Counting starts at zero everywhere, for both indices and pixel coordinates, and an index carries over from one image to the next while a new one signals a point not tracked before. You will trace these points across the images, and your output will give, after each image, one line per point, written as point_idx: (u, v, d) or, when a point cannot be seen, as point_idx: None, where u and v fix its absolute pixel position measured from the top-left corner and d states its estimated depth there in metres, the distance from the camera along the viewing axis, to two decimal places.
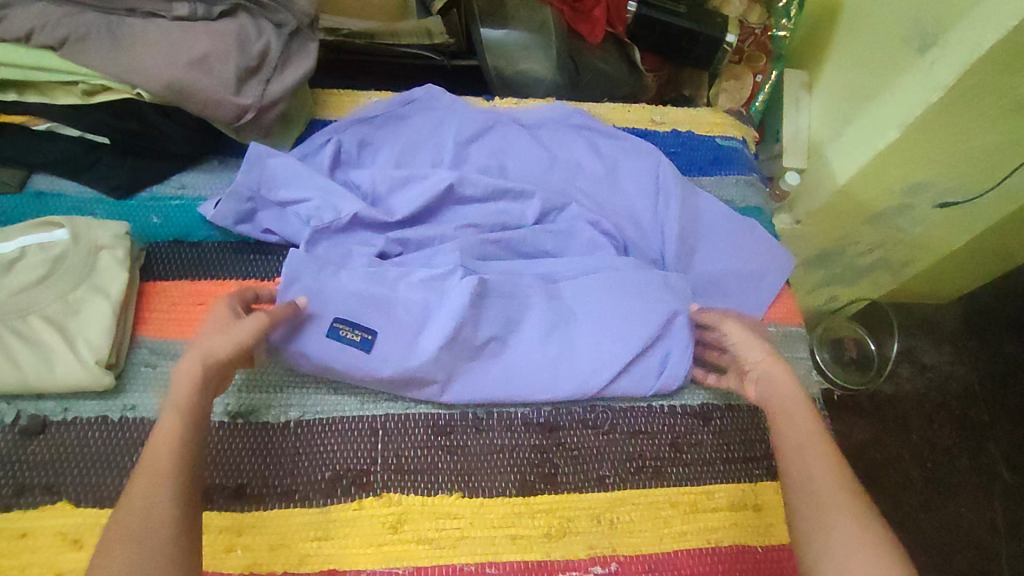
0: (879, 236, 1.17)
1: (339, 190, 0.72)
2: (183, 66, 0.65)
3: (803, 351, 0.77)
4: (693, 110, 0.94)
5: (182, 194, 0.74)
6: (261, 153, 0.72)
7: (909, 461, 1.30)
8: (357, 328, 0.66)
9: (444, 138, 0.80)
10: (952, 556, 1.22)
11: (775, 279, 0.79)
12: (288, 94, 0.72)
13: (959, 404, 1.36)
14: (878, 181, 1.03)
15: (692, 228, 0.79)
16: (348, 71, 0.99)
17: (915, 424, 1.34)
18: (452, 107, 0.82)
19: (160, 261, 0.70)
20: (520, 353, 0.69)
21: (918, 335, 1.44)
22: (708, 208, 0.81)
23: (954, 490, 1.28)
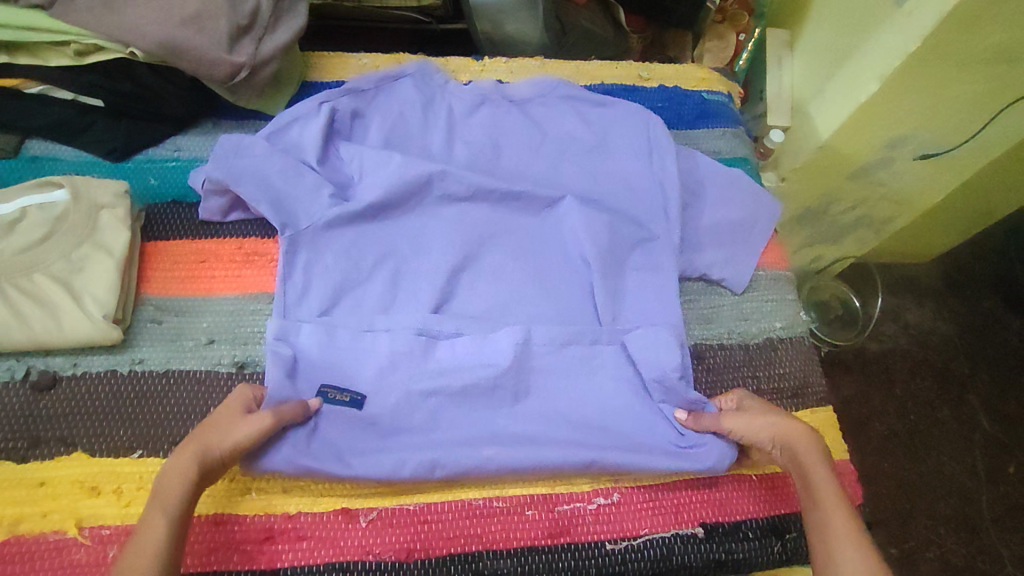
0: (861, 192, 1.20)
1: (307, 195, 0.70)
2: (175, 24, 0.65)
3: (791, 294, 0.80)
4: (678, 66, 0.95)
5: (178, 157, 0.74)
6: (230, 151, 0.70)
7: (894, 416, 1.35)
8: (346, 389, 0.63)
9: (435, 115, 0.81)
10: (936, 503, 1.27)
11: (764, 225, 0.81)
12: (280, 53, 0.73)
13: (940, 358, 1.41)
14: (859, 133, 1.06)
15: (692, 186, 0.81)
16: (336, 35, 1.02)
17: (898, 377, 1.38)
18: (442, 86, 0.83)
19: (160, 221, 0.70)
20: (544, 376, 0.67)
21: (901, 292, 1.47)
22: (703, 167, 0.82)
23: (936, 439, 1.33)
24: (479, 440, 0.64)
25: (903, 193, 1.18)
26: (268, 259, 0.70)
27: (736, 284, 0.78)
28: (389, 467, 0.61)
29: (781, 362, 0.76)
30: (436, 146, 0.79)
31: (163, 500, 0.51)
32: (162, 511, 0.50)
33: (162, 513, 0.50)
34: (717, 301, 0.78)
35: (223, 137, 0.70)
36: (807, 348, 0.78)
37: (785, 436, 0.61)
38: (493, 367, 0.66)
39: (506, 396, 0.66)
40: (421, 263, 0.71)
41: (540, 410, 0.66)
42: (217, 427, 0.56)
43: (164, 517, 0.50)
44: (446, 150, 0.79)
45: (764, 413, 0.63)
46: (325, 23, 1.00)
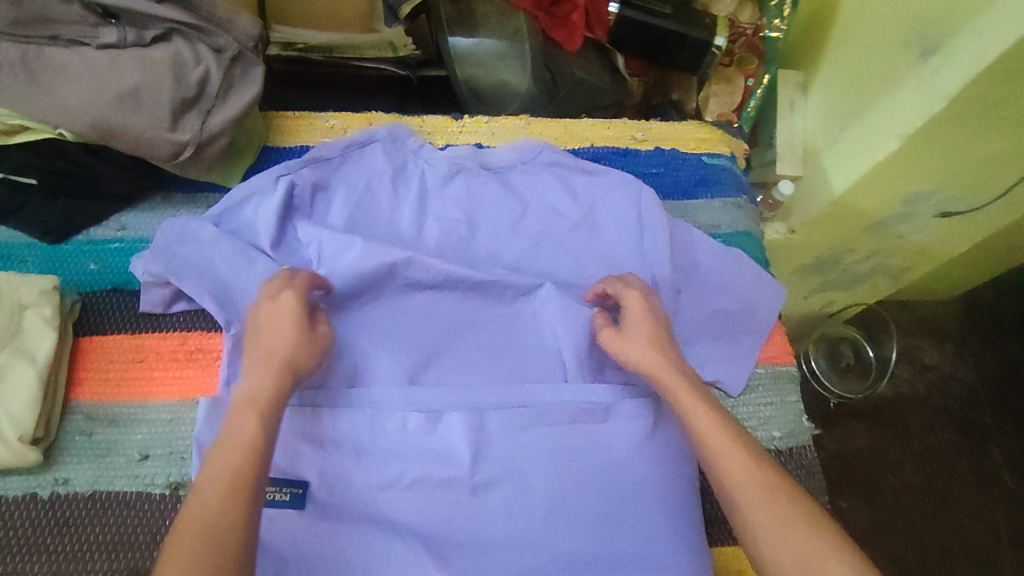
0: (875, 243, 1.12)
1: (253, 288, 0.63)
2: (109, 101, 0.59)
3: (793, 394, 0.74)
4: (676, 125, 0.88)
5: (123, 237, 0.67)
6: (171, 239, 0.64)
7: (908, 468, 1.27)
8: (285, 487, 0.58)
9: (407, 187, 0.75)
10: (953, 567, 1.19)
11: (765, 313, 0.75)
12: (231, 125, 0.65)
13: (960, 407, 1.32)
14: (877, 190, 0.98)
15: (687, 272, 0.75)
16: (310, 88, 0.92)
17: (914, 428, 1.30)
18: (416, 152, 0.77)
19: (98, 313, 0.64)
20: (519, 502, 0.60)
21: (918, 334, 1.39)
22: (701, 251, 0.76)
23: (953, 496, 1.25)
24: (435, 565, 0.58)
25: (923, 243, 1.10)
26: (213, 357, 0.63)
27: (733, 386, 0.72)
28: None
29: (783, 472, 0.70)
30: (405, 222, 0.73)
31: (256, 404, 0.52)
32: (250, 414, 0.51)
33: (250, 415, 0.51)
34: None
35: (166, 222, 0.64)
36: (808, 462, 0.71)
37: (653, 369, 0.61)
38: (456, 487, 0.60)
39: (465, 489, 0.60)
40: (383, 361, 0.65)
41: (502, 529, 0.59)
42: (275, 341, 0.56)
43: (256, 419, 0.51)
44: (417, 230, 0.73)
45: (634, 342, 0.63)
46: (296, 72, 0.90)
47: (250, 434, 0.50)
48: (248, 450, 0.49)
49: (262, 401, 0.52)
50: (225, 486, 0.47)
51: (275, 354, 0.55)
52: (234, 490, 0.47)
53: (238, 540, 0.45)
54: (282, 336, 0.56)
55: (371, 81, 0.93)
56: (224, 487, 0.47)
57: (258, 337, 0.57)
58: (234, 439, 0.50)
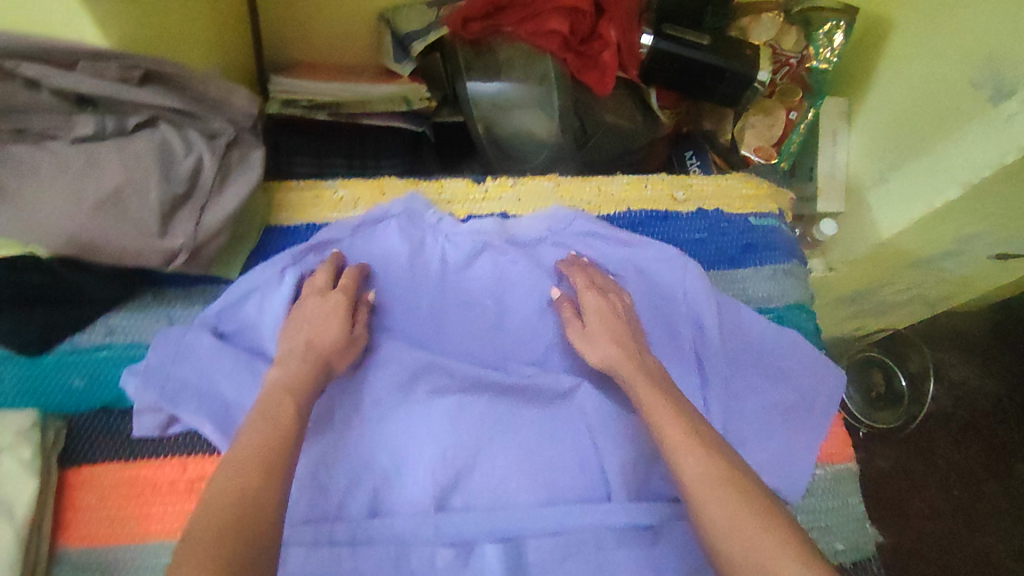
0: (916, 275, 1.05)
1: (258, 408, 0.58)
2: (87, 212, 0.50)
3: (855, 495, 0.68)
4: (719, 181, 0.80)
5: (110, 344, 0.60)
6: (165, 358, 0.58)
7: (934, 489, 1.21)
8: None
9: (428, 268, 0.67)
10: None
11: (825, 407, 0.68)
12: (229, 221, 0.58)
13: (987, 422, 1.27)
14: (928, 234, 0.91)
15: (737, 362, 0.68)
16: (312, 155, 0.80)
17: (939, 446, 1.24)
18: (436, 226, 0.69)
19: (85, 439, 0.57)
20: None
21: (945, 347, 1.32)
22: (754, 336, 0.69)
23: (979, 517, 1.19)
24: None
25: (967, 276, 1.04)
26: None
27: (793, 494, 0.65)
28: None
29: None
30: (427, 313, 0.66)
31: (285, 390, 0.53)
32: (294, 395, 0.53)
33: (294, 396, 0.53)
34: None
35: (158, 335, 0.58)
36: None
37: (612, 359, 0.61)
38: None
39: None
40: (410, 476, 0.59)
41: None
42: (312, 319, 0.59)
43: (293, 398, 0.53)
44: (440, 320, 0.66)
45: (592, 330, 0.63)
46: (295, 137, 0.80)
47: (289, 417, 0.51)
48: (280, 427, 0.50)
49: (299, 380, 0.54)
50: (259, 463, 0.46)
51: (311, 334, 0.58)
52: (266, 464, 0.46)
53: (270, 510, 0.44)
54: (320, 317, 0.59)
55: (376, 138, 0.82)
56: (258, 460, 0.46)
57: (297, 322, 0.59)
58: (274, 416, 0.50)
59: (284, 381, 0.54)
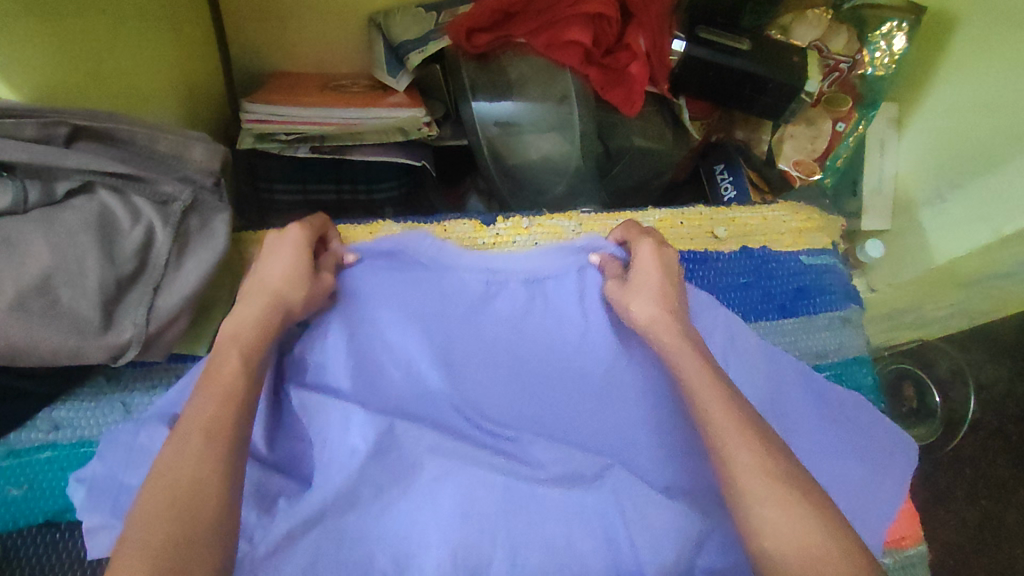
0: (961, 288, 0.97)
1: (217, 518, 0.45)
2: (6, 313, 0.40)
3: None
4: (766, 213, 0.70)
5: (56, 442, 0.51)
6: (113, 466, 0.47)
7: (962, 499, 1.13)
8: None
9: (428, 315, 0.58)
10: None
11: (899, 474, 0.58)
12: (190, 302, 0.47)
13: (1016, 428, 1.18)
14: (993, 255, 0.81)
15: (792, 423, 0.59)
16: (304, 183, 0.72)
17: (966, 454, 1.16)
18: (438, 265, 0.60)
19: (26, 564, 0.48)
20: None
21: (974, 349, 1.23)
22: (802, 384, 0.60)
23: (1008, 530, 1.11)
24: None
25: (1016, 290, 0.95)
26: None
27: None
28: None
29: None
30: (431, 368, 0.56)
31: (236, 341, 0.44)
32: (237, 350, 0.44)
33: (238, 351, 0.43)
34: None
35: (105, 436, 0.48)
36: None
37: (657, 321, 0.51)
38: None
39: None
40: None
41: None
42: (268, 264, 0.50)
43: (240, 357, 0.43)
44: (444, 380, 0.56)
45: (633, 290, 0.54)
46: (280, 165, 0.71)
47: (233, 371, 0.42)
48: (232, 392, 0.41)
49: (246, 329, 0.45)
50: (204, 433, 0.38)
51: (265, 281, 0.49)
52: (210, 439, 0.38)
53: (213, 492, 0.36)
54: (278, 265, 0.50)
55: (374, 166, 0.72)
56: (203, 430, 0.38)
57: (256, 267, 0.50)
58: (215, 374, 0.42)
59: (235, 323, 0.45)
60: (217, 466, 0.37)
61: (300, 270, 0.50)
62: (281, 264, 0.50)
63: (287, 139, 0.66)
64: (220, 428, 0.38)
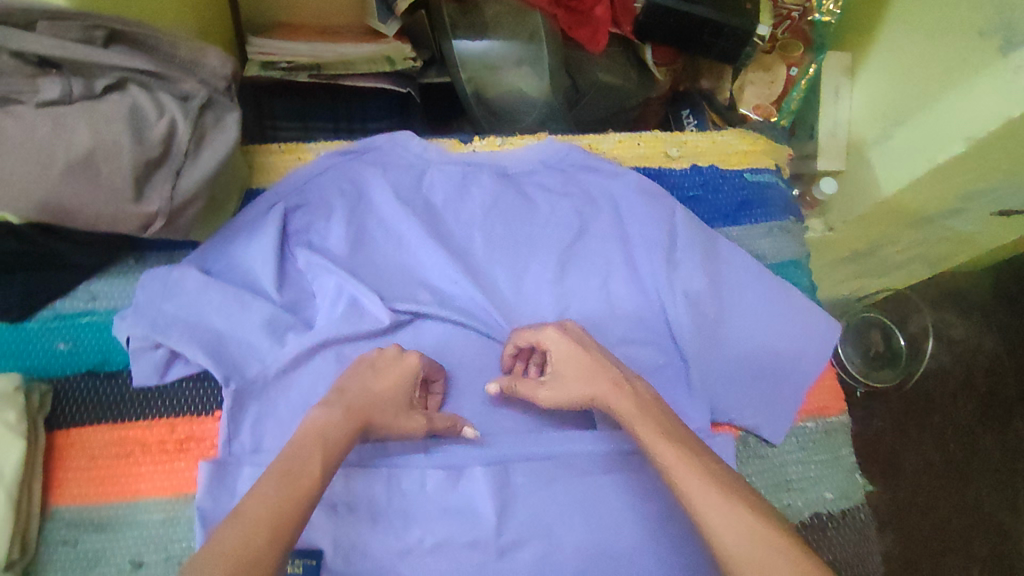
0: (919, 238, 1.03)
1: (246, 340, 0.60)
2: (57, 176, 0.49)
3: (844, 448, 0.70)
4: (715, 136, 0.79)
5: (94, 310, 0.60)
6: (155, 293, 0.59)
7: (930, 446, 1.21)
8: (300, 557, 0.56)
9: (416, 198, 0.70)
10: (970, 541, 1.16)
11: (812, 348, 0.70)
12: (205, 185, 0.57)
13: (983, 378, 1.25)
14: (933, 192, 0.89)
15: (720, 298, 0.70)
16: (303, 113, 0.82)
17: (937, 403, 1.24)
18: (422, 158, 0.71)
19: (72, 402, 0.58)
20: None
21: (947, 307, 1.29)
22: (732, 268, 0.71)
23: (972, 470, 1.21)
24: None
25: (971, 236, 1.01)
26: (206, 444, 0.58)
27: (773, 434, 0.67)
28: None
29: (831, 544, 0.66)
30: (416, 240, 0.68)
31: (317, 449, 0.47)
32: (298, 451, 0.47)
33: (305, 455, 0.46)
34: (759, 466, 0.67)
35: (146, 273, 0.59)
36: (862, 524, 0.67)
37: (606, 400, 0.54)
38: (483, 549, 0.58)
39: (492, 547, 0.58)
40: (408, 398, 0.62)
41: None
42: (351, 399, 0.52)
43: (319, 458, 0.46)
44: (429, 256, 0.68)
45: (563, 370, 0.58)
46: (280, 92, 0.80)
47: (314, 477, 0.45)
48: (304, 485, 0.45)
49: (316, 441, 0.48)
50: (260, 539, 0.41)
51: (349, 406, 0.51)
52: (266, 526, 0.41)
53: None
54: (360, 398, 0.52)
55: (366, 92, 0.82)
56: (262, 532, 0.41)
57: (375, 371, 0.55)
58: (297, 472, 0.45)
59: (316, 424, 0.49)
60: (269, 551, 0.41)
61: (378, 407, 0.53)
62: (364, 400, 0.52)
63: (286, 67, 0.74)
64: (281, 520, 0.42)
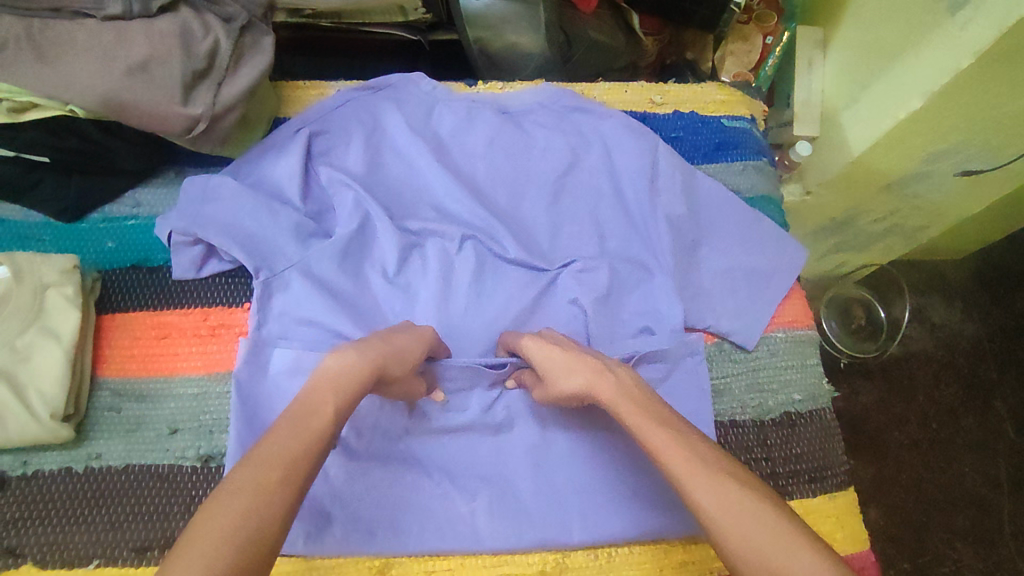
0: (890, 204, 1.02)
1: (274, 241, 0.67)
2: (119, 76, 0.57)
3: (811, 357, 0.75)
4: (695, 87, 0.86)
5: (137, 214, 0.68)
6: (197, 195, 0.66)
7: (913, 423, 1.17)
8: None
9: (426, 131, 0.77)
10: (955, 515, 1.11)
11: (784, 270, 0.76)
12: (244, 97, 0.65)
13: (966, 360, 1.20)
14: (898, 150, 0.89)
15: (695, 222, 0.77)
16: (321, 58, 0.93)
17: (920, 383, 1.19)
18: (431, 95, 0.78)
19: (117, 289, 0.65)
20: (515, 462, 0.66)
21: (928, 291, 1.25)
22: (709, 197, 0.78)
23: (957, 447, 1.15)
24: (452, 514, 0.63)
25: (940, 206, 1.00)
26: (236, 331, 0.65)
27: (747, 340, 0.74)
28: (366, 543, 0.61)
29: (799, 438, 0.72)
30: (426, 166, 0.75)
31: (318, 411, 0.47)
32: (285, 422, 0.46)
33: (287, 423, 0.46)
34: (730, 368, 0.74)
35: (189, 180, 0.67)
36: (828, 423, 0.73)
37: (602, 389, 0.55)
38: (478, 430, 0.67)
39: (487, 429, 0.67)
40: (418, 297, 0.71)
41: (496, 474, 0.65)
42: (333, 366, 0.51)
43: (309, 417, 0.47)
44: (440, 180, 0.75)
45: (559, 363, 0.58)
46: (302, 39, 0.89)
47: (325, 422, 0.47)
48: (314, 427, 0.46)
49: (312, 403, 0.48)
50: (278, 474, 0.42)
51: (337, 371, 0.51)
52: (273, 483, 0.42)
53: (279, 522, 0.41)
54: (354, 357, 0.52)
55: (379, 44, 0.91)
56: (282, 465, 0.43)
57: (388, 337, 0.57)
58: (310, 417, 0.47)
59: (334, 371, 0.51)
60: (280, 502, 0.41)
61: (376, 368, 0.53)
62: (359, 358, 0.52)
63: (311, 14, 0.81)
64: (291, 475, 0.43)
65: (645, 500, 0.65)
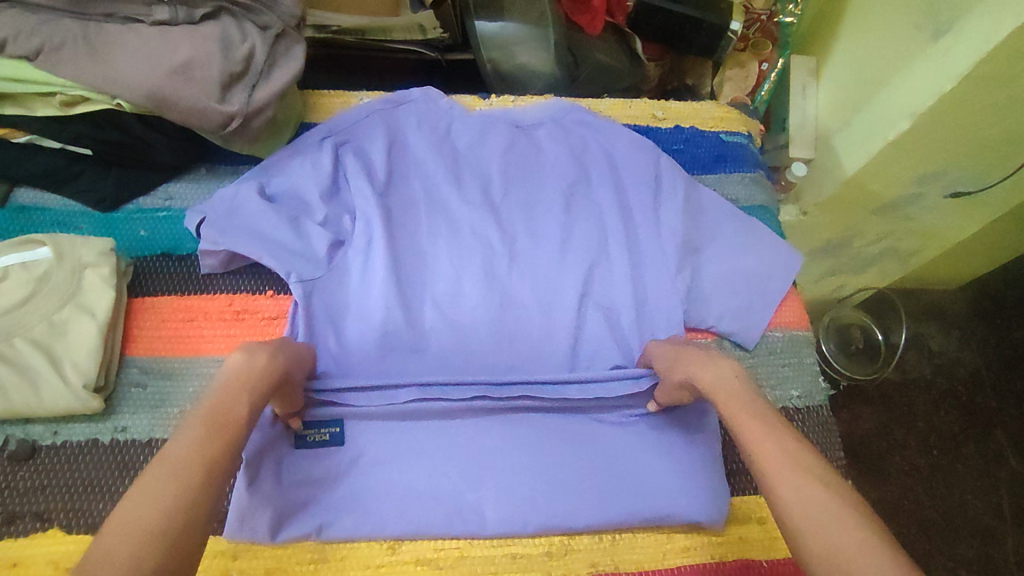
0: (886, 228, 1.05)
1: (298, 249, 0.70)
2: (163, 74, 0.61)
3: (808, 356, 0.79)
4: (696, 105, 0.92)
5: (169, 206, 0.72)
6: (229, 201, 0.70)
7: (914, 447, 1.18)
8: (322, 427, 0.65)
9: (445, 142, 0.82)
10: (958, 543, 1.11)
11: (781, 275, 0.79)
12: (276, 99, 0.69)
13: (965, 389, 1.22)
14: (889, 174, 0.92)
15: (697, 230, 0.80)
16: (340, 69, 0.98)
17: (919, 408, 1.21)
18: (449, 113, 0.83)
19: (148, 276, 0.69)
20: (522, 454, 0.68)
21: (926, 320, 1.28)
22: (709, 205, 0.82)
23: (958, 474, 1.16)
24: (460, 496, 0.65)
25: (933, 230, 1.03)
26: (259, 317, 0.69)
27: (747, 339, 0.77)
28: (374, 525, 0.63)
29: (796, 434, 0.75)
30: (441, 175, 0.80)
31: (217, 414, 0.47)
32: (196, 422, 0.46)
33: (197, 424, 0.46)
34: None
35: (217, 194, 0.71)
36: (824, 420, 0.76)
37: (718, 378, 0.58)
38: (489, 416, 0.68)
39: (495, 419, 0.69)
40: (431, 297, 0.74)
41: (507, 464, 0.67)
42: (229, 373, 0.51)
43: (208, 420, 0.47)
44: (455, 187, 0.79)
45: (674, 361, 0.63)
46: (327, 55, 0.96)
47: (239, 422, 0.48)
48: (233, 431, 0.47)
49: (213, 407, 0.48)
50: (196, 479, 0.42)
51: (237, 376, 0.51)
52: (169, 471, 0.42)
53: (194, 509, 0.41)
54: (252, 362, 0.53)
55: (397, 60, 0.98)
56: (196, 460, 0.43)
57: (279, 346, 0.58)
58: (222, 417, 0.47)
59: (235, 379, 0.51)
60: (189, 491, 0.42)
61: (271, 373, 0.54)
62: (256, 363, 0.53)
63: (336, 31, 0.89)
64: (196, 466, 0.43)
65: (649, 492, 0.67)
